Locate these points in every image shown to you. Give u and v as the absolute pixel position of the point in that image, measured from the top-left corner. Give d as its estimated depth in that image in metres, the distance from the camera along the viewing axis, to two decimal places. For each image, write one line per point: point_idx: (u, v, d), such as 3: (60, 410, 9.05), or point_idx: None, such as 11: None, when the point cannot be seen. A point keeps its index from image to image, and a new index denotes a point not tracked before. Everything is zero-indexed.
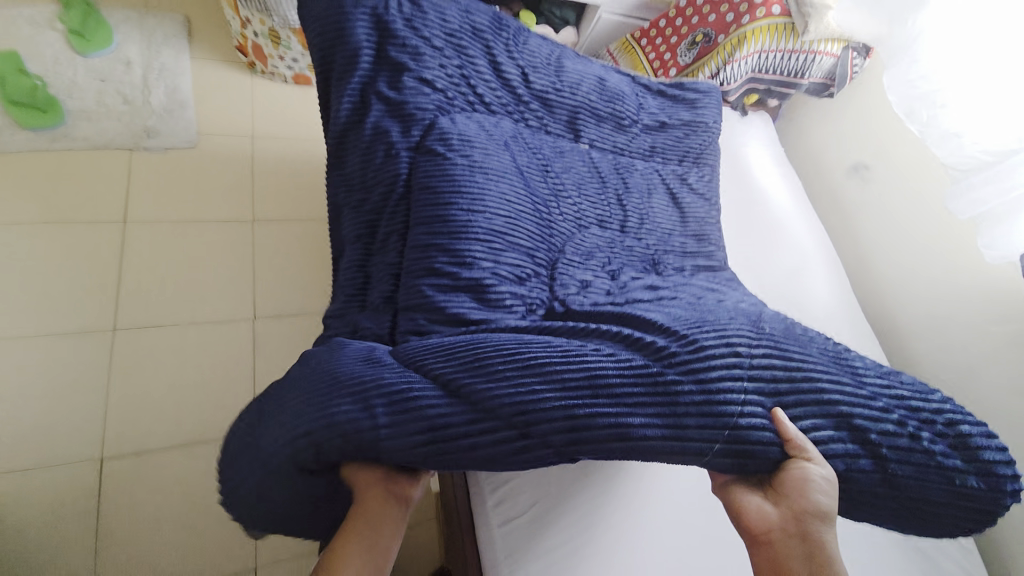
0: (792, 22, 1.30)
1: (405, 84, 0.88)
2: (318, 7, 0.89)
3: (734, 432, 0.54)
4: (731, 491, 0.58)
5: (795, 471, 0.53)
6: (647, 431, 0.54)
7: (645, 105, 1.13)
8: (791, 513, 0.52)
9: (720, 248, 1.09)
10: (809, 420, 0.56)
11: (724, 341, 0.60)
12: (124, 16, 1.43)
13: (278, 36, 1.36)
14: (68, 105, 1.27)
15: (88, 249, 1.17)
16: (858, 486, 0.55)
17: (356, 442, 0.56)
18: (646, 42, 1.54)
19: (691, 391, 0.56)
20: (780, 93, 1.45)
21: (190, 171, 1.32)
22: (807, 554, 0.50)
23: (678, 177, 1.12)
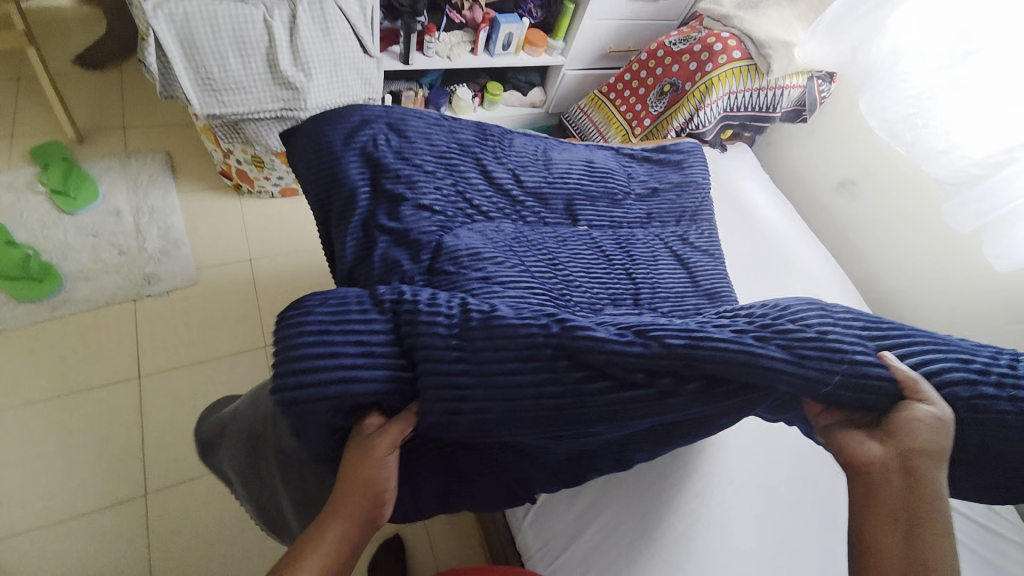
0: (755, 64, 1.34)
1: (404, 213, 0.88)
2: (310, 154, 0.92)
3: (851, 367, 0.53)
4: (833, 433, 0.54)
5: (906, 409, 0.51)
6: (770, 354, 0.53)
7: (633, 175, 1.16)
8: (899, 450, 0.49)
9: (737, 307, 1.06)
10: (917, 357, 0.55)
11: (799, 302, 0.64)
12: (105, 164, 1.43)
13: (261, 160, 1.37)
14: (65, 268, 1.27)
15: (110, 411, 1.16)
16: (987, 414, 0.53)
17: (471, 321, 0.58)
18: (615, 96, 1.60)
19: (806, 332, 0.55)
20: (754, 127, 1.48)
21: (195, 309, 1.32)
22: (906, 485, 0.48)
23: (680, 237, 1.12)
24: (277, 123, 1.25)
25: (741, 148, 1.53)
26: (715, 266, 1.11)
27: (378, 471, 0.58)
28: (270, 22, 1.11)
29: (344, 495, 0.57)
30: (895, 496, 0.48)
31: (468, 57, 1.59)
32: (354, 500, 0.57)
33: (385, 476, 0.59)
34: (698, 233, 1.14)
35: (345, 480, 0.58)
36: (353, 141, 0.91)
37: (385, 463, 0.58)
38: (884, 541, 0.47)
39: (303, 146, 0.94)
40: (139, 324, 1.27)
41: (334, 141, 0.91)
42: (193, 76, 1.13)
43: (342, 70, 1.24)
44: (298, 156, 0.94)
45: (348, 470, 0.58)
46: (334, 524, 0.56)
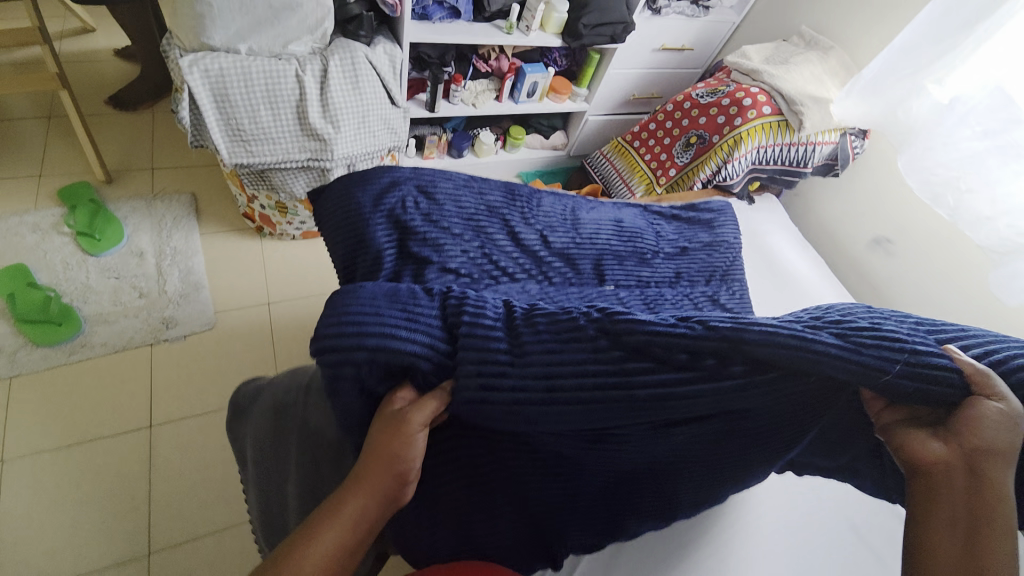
0: (785, 120, 1.32)
1: (428, 276, 0.84)
2: (337, 215, 0.90)
3: (917, 353, 0.45)
4: (892, 432, 0.47)
5: (974, 406, 0.43)
6: (829, 343, 0.45)
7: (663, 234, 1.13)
8: (965, 452, 0.42)
9: None
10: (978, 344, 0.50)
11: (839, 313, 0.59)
12: (131, 206, 1.45)
13: (284, 206, 1.37)
14: (84, 311, 1.26)
15: (119, 462, 1.13)
16: None
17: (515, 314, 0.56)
18: (639, 144, 1.59)
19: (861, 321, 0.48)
20: (783, 181, 1.45)
21: (211, 354, 1.31)
22: (965, 493, 0.41)
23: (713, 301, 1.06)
24: (303, 172, 1.26)
25: (769, 200, 1.51)
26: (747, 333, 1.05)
27: (404, 451, 0.51)
28: (302, 77, 1.13)
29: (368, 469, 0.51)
30: (954, 503, 0.42)
31: (493, 104, 1.59)
32: (373, 480, 0.50)
33: (411, 455, 0.52)
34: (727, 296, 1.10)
35: (369, 452, 0.52)
36: (382, 203, 0.89)
37: (414, 440, 0.52)
38: (935, 554, 0.41)
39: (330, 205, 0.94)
40: (154, 369, 1.25)
41: (362, 204, 0.89)
42: (223, 128, 1.14)
43: (371, 121, 1.25)
44: (324, 212, 0.94)
45: (373, 443, 0.53)
46: (351, 501, 0.49)
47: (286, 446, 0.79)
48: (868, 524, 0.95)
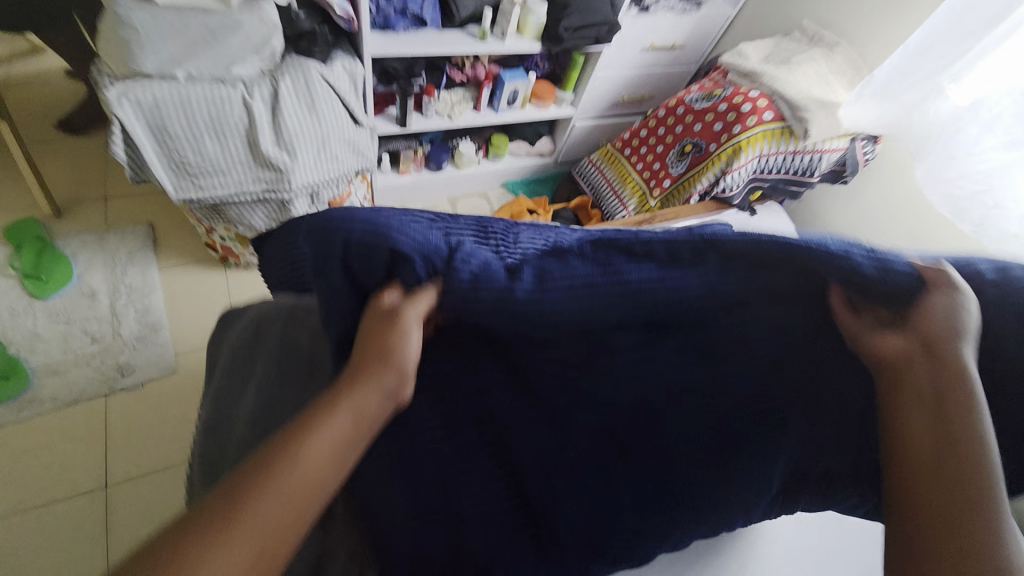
0: (788, 126, 1.21)
1: None
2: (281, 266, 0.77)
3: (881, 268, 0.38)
4: (858, 335, 0.41)
5: (936, 297, 0.38)
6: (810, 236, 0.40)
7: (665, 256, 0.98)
8: (922, 342, 0.38)
9: None
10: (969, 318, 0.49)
11: None
12: (81, 241, 1.34)
13: (245, 238, 1.26)
14: (32, 362, 1.17)
15: (70, 531, 1.03)
16: None
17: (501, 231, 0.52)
18: (630, 151, 1.47)
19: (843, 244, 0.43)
20: (787, 191, 1.34)
21: (173, 401, 1.21)
22: (932, 395, 0.36)
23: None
24: (261, 204, 1.15)
25: (772, 210, 1.40)
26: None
27: (397, 350, 0.40)
28: (250, 103, 1.01)
29: (361, 375, 0.39)
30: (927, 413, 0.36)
31: (471, 114, 1.47)
32: (374, 385, 0.38)
33: (407, 347, 0.40)
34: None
35: (363, 355, 0.40)
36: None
37: (410, 340, 0.41)
38: (908, 447, 0.36)
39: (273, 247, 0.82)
40: (110, 422, 1.15)
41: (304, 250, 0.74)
42: (166, 161, 1.03)
43: (332, 145, 1.14)
44: (266, 256, 0.82)
45: (360, 348, 0.40)
46: (339, 410, 0.36)
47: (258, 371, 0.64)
48: None
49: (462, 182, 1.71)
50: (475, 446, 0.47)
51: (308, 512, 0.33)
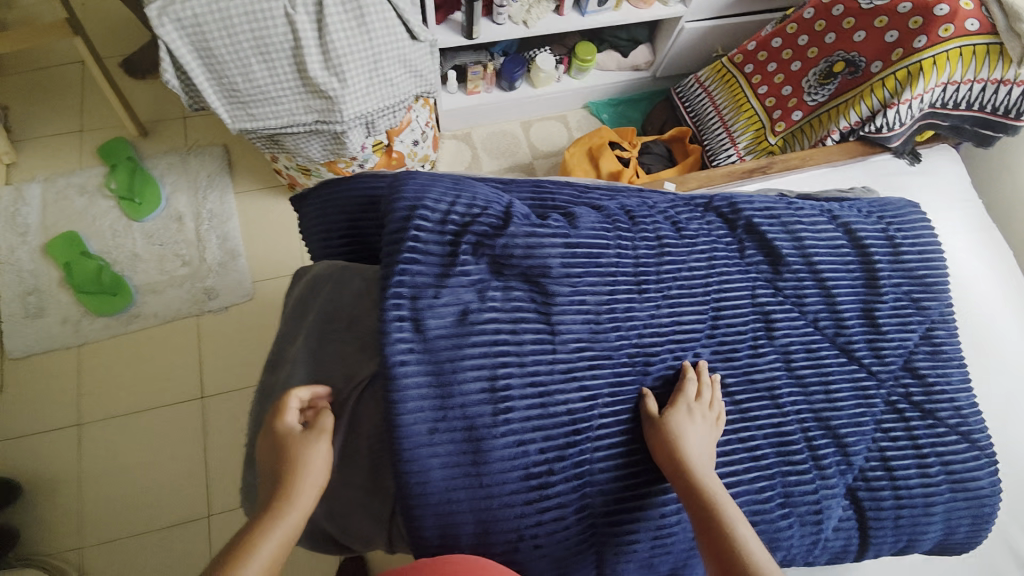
0: (999, 44, 0.84)
1: (429, 330, 0.51)
2: (321, 231, 0.69)
3: (803, 257, 0.67)
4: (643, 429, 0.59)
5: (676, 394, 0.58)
6: (763, 222, 0.68)
7: (796, 230, 0.68)
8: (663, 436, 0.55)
9: (925, 487, 0.63)
10: (914, 295, 0.70)
11: (814, 275, 0.67)
12: (166, 163, 1.38)
13: (307, 169, 1.21)
14: (134, 281, 1.28)
15: (179, 431, 1.20)
16: (949, 355, 0.69)
17: (551, 204, 0.64)
18: (753, 68, 1.15)
19: (790, 246, 0.67)
20: (976, 135, 0.96)
21: (252, 326, 1.29)
22: (679, 474, 0.53)
23: (871, 333, 0.68)
24: (316, 136, 1.06)
25: (945, 155, 1.01)
26: (922, 397, 0.67)
27: (309, 461, 0.48)
28: (293, 18, 0.88)
29: (288, 496, 0.47)
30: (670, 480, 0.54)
31: (552, 18, 1.22)
32: (297, 509, 0.46)
33: (316, 461, 0.48)
34: (901, 321, 0.68)
35: (282, 479, 0.47)
36: (366, 224, 0.66)
37: (318, 453, 0.49)
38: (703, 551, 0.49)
39: (314, 213, 0.71)
40: (202, 341, 1.27)
41: (349, 209, 0.66)
42: (219, 90, 0.96)
43: (385, 65, 0.98)
44: (306, 219, 0.72)
45: (277, 473, 0.48)
46: (272, 533, 0.45)
47: (309, 341, 0.56)
48: None
49: (538, 103, 1.49)
50: (522, 389, 0.53)
51: None
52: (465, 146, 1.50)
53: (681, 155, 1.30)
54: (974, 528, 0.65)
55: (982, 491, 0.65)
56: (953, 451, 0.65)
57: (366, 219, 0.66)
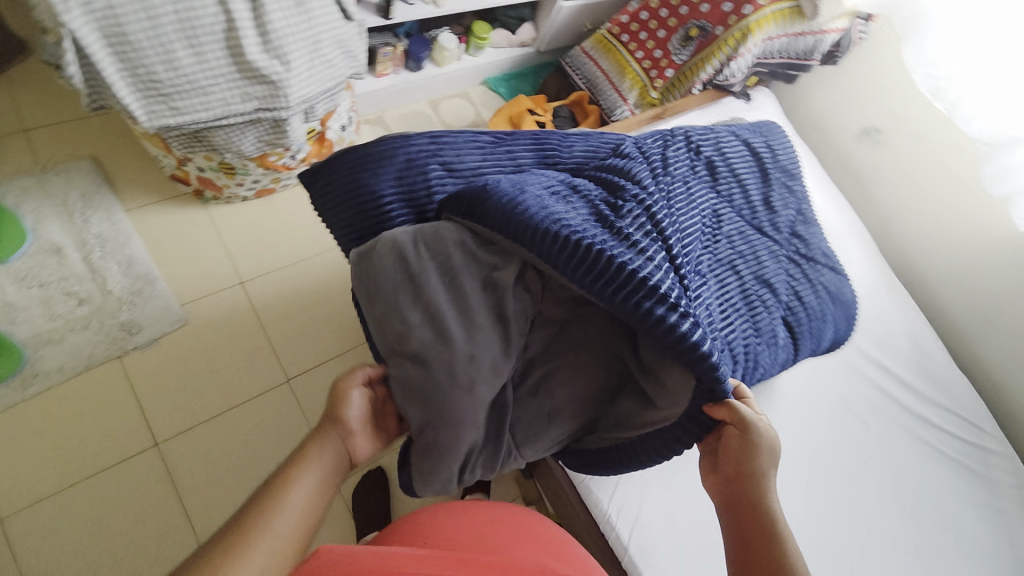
0: (798, 5, 1.21)
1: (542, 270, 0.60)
2: (349, 194, 0.71)
3: (730, 168, 0.93)
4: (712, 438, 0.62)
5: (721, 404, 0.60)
6: (703, 147, 0.91)
7: (722, 146, 0.94)
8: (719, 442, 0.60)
9: (820, 306, 0.95)
10: (789, 181, 1.01)
11: (737, 180, 0.93)
12: (18, 187, 1.14)
13: (231, 167, 1.11)
14: (17, 335, 1.05)
15: (138, 487, 1.04)
16: (812, 216, 1.02)
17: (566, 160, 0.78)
18: (629, 38, 1.41)
19: (721, 163, 0.92)
20: (784, 75, 1.37)
21: (196, 352, 1.15)
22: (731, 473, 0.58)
23: (772, 211, 0.97)
24: (253, 125, 1.00)
25: (766, 94, 1.40)
26: (806, 249, 0.98)
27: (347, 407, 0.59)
28: None
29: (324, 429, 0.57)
30: (709, 464, 0.62)
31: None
32: (329, 442, 0.57)
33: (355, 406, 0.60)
34: (787, 201, 0.99)
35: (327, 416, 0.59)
36: (408, 181, 0.71)
37: (354, 402, 0.60)
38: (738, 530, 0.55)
39: (337, 178, 0.72)
40: (135, 384, 1.09)
41: (382, 166, 0.70)
42: (130, 80, 0.86)
43: (323, 44, 0.97)
44: (327, 186, 0.73)
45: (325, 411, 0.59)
46: (311, 459, 0.54)
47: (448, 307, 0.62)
48: (850, 394, 1.26)
49: (443, 82, 1.56)
50: None
51: (293, 545, 0.49)
52: (381, 129, 1.50)
53: (583, 117, 1.52)
54: (848, 325, 0.99)
55: (847, 298, 1.00)
56: (827, 279, 0.98)
57: (404, 176, 0.71)
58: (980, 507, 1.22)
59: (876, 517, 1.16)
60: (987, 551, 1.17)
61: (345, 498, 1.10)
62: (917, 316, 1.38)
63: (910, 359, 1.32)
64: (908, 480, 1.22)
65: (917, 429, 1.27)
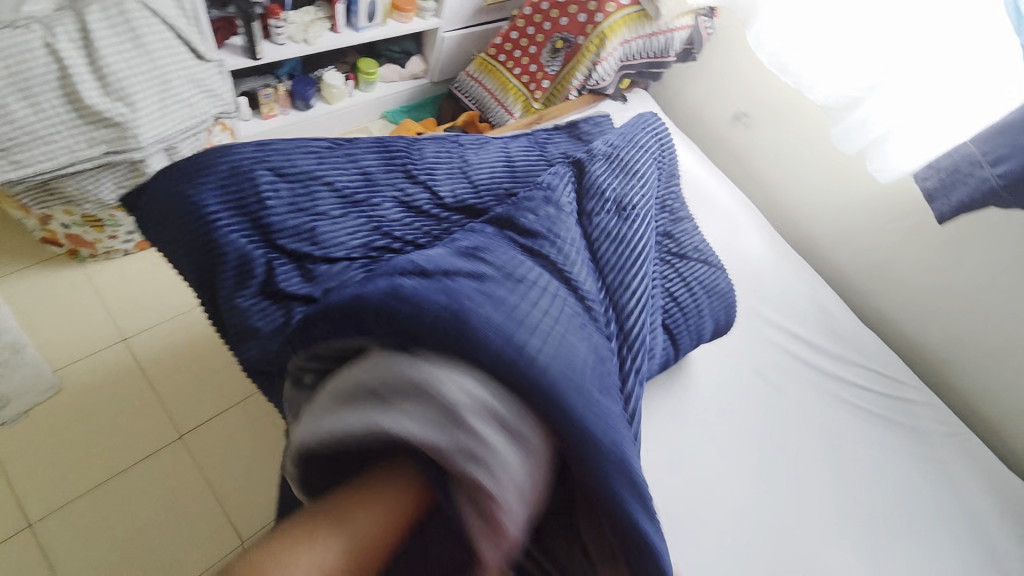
0: (643, 9, 1.31)
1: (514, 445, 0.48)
2: (173, 208, 0.70)
3: (636, 185, 0.92)
4: None
5: None
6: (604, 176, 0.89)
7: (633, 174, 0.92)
8: None
9: (692, 281, 0.98)
10: (665, 182, 1.06)
11: (639, 192, 0.91)
12: None
13: (97, 219, 1.08)
14: None
15: None
16: (677, 199, 1.08)
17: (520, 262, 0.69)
18: (505, 57, 1.48)
19: (630, 185, 0.90)
20: (651, 73, 1.47)
21: (74, 419, 1.07)
22: None
23: None
24: (108, 170, 0.97)
25: (640, 95, 1.49)
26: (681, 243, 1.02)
27: (360, 524, 0.44)
28: (54, 46, 0.85)
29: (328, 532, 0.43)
30: None
31: (329, 36, 1.34)
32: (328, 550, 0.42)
33: (373, 527, 0.44)
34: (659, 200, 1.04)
35: (339, 513, 0.44)
36: (231, 187, 0.70)
37: (372, 524, 0.44)
38: None
39: (163, 191, 0.72)
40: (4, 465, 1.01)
41: (208, 174, 0.70)
42: None
43: (175, 85, 0.99)
44: (154, 202, 0.72)
45: (340, 501, 0.45)
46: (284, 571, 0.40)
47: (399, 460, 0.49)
48: (762, 363, 1.28)
49: (337, 119, 1.58)
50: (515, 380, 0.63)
51: None
52: None
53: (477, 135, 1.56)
54: (727, 309, 1.01)
55: (719, 267, 1.04)
56: (694, 252, 1.02)
57: (231, 184, 0.71)
58: (909, 457, 1.23)
59: (809, 484, 1.15)
60: (921, 501, 1.18)
61: None
62: (817, 280, 1.43)
63: (817, 322, 1.36)
64: (835, 440, 1.22)
65: (834, 388, 1.28)
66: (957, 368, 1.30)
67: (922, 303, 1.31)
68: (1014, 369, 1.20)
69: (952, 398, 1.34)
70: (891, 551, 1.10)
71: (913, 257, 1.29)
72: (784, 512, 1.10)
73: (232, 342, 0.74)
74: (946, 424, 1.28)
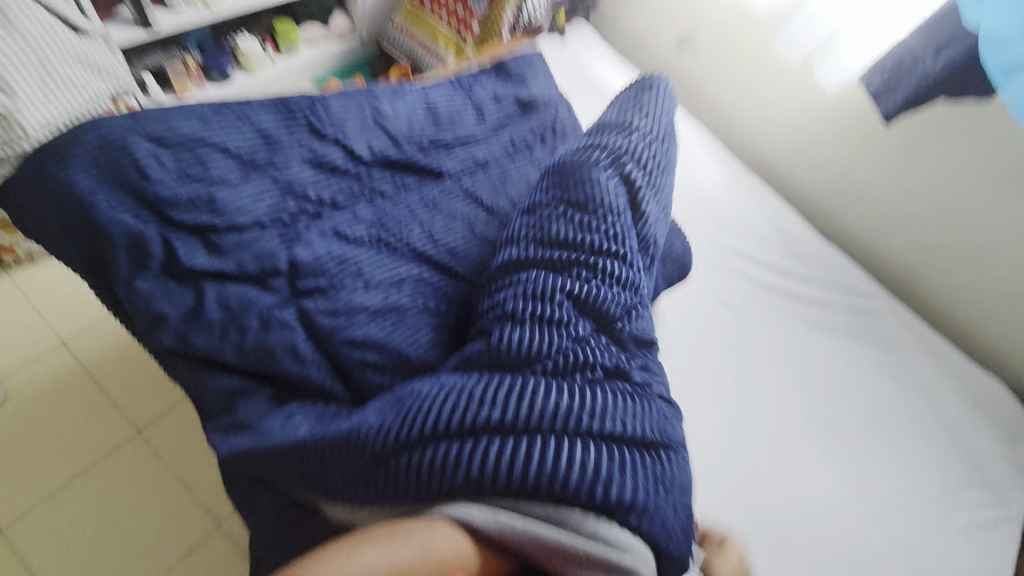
0: None
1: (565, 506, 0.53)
2: (46, 194, 0.65)
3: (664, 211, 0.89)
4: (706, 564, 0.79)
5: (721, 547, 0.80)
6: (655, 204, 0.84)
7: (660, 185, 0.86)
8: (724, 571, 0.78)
9: None
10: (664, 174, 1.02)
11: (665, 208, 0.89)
12: None
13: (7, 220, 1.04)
14: None
15: None
16: None
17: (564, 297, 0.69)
18: (430, 3, 1.38)
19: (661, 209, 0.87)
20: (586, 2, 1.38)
21: (26, 432, 1.05)
22: None
23: None
24: None
25: (578, 30, 1.44)
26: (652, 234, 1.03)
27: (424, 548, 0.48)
28: None
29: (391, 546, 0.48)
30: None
31: None
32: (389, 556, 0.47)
33: (437, 549, 0.49)
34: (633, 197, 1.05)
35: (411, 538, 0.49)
36: (104, 162, 0.65)
37: (435, 548, 0.49)
38: None
39: (29, 174, 0.66)
40: None
41: (83, 149, 0.65)
42: None
43: (57, 65, 0.91)
44: (22, 188, 0.66)
45: (414, 527, 0.51)
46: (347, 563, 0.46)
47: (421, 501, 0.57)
48: (726, 292, 1.26)
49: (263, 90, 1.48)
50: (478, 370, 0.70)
51: None
52: None
53: None
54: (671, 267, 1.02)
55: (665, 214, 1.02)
56: None
57: (108, 158, 0.65)
58: (878, 367, 1.24)
59: (778, 404, 1.15)
60: (890, 409, 1.20)
61: (230, 543, 1.03)
62: (776, 202, 1.40)
63: (779, 246, 1.34)
64: (804, 360, 1.22)
65: (798, 310, 1.28)
66: (922, 273, 1.29)
67: (882, 211, 1.28)
68: (976, 267, 1.20)
69: (918, 304, 1.34)
70: (860, 459, 1.12)
71: (870, 166, 1.26)
72: (755, 434, 1.10)
73: (140, 330, 0.70)
74: (912, 331, 1.29)
